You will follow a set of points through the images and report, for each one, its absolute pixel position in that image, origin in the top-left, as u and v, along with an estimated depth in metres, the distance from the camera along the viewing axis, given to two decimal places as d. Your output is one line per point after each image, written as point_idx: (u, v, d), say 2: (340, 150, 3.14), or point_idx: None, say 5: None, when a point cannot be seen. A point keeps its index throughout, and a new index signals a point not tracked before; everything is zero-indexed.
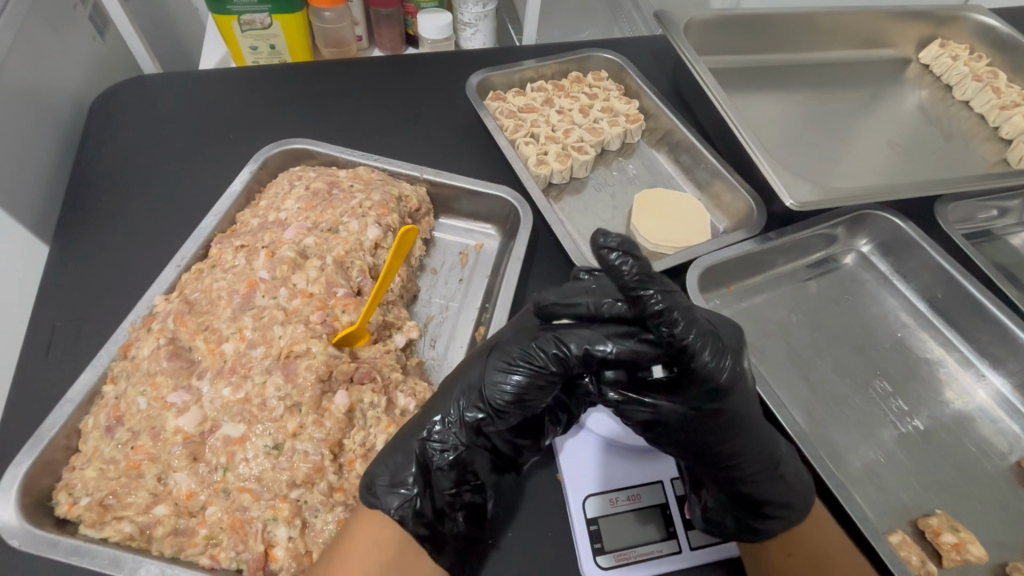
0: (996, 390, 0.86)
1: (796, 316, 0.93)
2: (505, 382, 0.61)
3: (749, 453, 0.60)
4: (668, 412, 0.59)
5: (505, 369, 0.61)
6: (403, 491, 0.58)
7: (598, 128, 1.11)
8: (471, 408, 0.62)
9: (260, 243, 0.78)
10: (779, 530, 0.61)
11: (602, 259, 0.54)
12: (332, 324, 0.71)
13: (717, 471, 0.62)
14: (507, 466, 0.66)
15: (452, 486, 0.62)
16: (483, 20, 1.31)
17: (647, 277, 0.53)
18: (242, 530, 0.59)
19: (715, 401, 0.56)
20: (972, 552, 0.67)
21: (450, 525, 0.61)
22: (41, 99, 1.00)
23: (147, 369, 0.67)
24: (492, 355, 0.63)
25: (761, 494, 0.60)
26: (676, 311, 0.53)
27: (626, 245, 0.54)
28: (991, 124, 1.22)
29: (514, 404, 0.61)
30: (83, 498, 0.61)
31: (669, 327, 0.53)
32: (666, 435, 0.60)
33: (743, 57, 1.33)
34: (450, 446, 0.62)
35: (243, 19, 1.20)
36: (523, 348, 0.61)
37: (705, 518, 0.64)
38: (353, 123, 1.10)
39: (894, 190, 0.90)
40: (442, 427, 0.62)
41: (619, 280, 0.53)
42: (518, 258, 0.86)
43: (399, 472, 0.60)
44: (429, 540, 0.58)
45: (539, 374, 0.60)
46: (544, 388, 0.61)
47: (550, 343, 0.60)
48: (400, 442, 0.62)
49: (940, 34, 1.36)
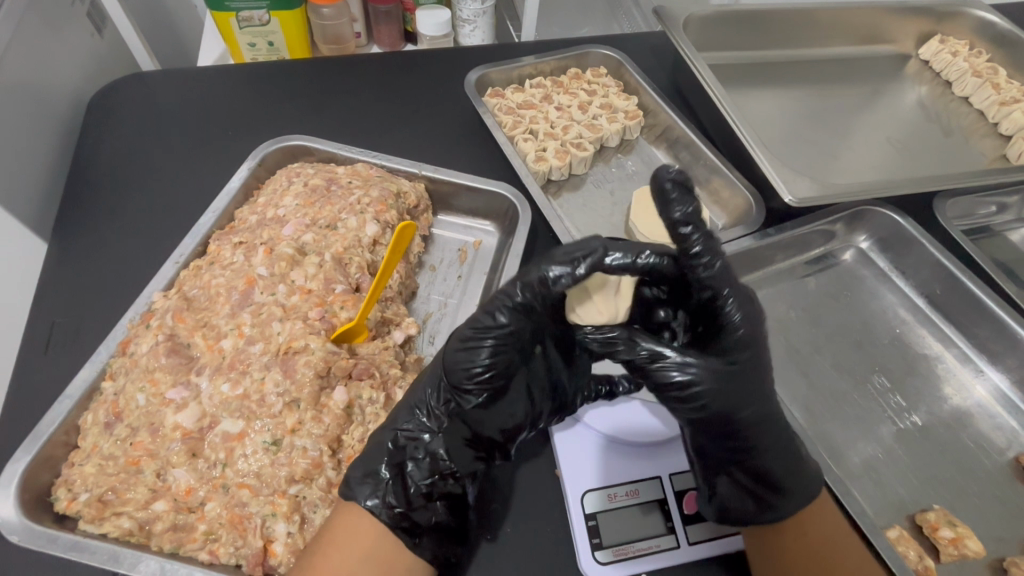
0: (994, 386, 0.86)
1: (794, 312, 0.93)
2: (460, 360, 0.61)
3: (765, 422, 0.62)
4: (702, 370, 0.58)
5: (459, 349, 0.62)
6: (375, 480, 0.59)
7: (597, 124, 1.11)
8: (438, 394, 0.64)
9: (259, 239, 0.78)
10: (796, 508, 0.62)
11: (663, 193, 0.57)
12: (331, 321, 0.71)
13: (733, 443, 0.62)
14: (488, 450, 0.66)
15: (428, 476, 0.62)
16: (482, 16, 1.31)
17: (694, 219, 0.56)
18: (242, 526, 0.59)
19: (743, 353, 0.59)
20: (970, 547, 0.67)
21: (426, 515, 0.60)
22: (40, 95, 1.00)
23: (146, 365, 0.67)
24: (450, 341, 0.64)
25: (773, 467, 0.62)
26: (716, 253, 0.58)
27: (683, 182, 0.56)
28: (991, 120, 1.21)
29: (474, 378, 0.61)
30: (82, 494, 0.61)
31: (706, 267, 0.58)
32: (698, 399, 0.58)
33: (742, 53, 1.32)
34: (423, 433, 0.63)
35: (241, 15, 1.19)
36: (473, 323, 0.61)
37: (722, 503, 0.64)
38: (351, 120, 1.10)
39: (893, 186, 0.90)
40: (413, 417, 0.64)
41: (669, 217, 0.57)
42: (517, 254, 0.86)
43: (371, 463, 0.60)
44: (406, 532, 0.58)
45: (499, 337, 0.60)
46: (505, 353, 0.61)
47: (504, 303, 0.60)
48: (377, 434, 0.63)
49: (940, 30, 1.35)
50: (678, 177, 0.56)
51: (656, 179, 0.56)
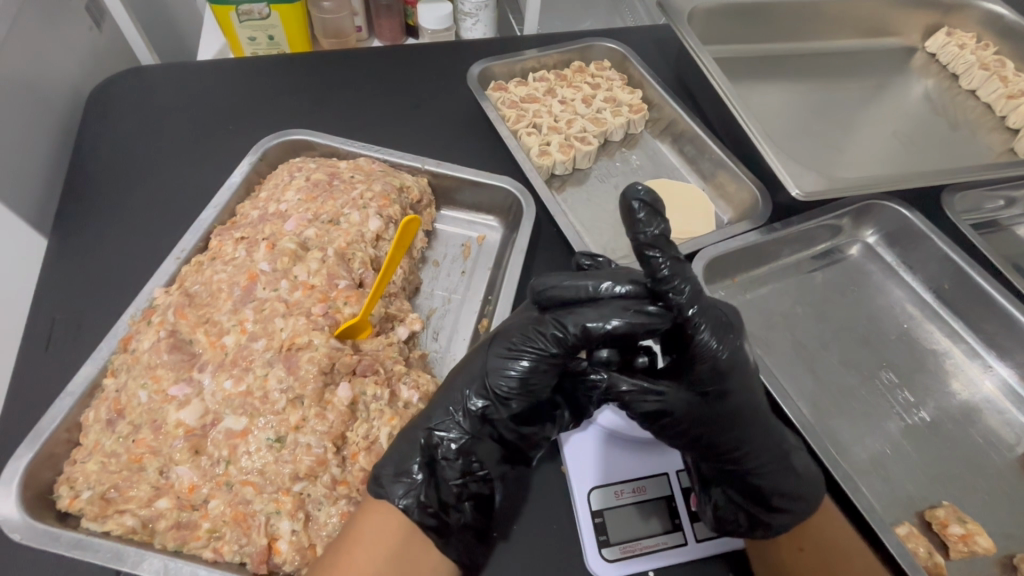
0: (1002, 381, 0.85)
1: (801, 307, 0.93)
2: (507, 368, 0.60)
3: (752, 441, 0.61)
4: (674, 398, 0.59)
5: (507, 355, 0.61)
6: (409, 480, 0.58)
7: (601, 118, 1.10)
8: (475, 397, 0.62)
9: (261, 234, 0.77)
10: (789, 525, 0.61)
11: (632, 212, 0.56)
12: (334, 317, 0.70)
13: (721, 463, 0.62)
14: (516, 457, 0.66)
15: (460, 476, 0.61)
16: (484, 10, 1.29)
17: (662, 243, 0.55)
18: (245, 524, 0.59)
19: (718, 382, 0.58)
20: (980, 544, 0.66)
21: (456, 516, 0.60)
22: (39, 89, 0.99)
23: (148, 362, 0.67)
24: (494, 343, 0.63)
25: (769, 484, 0.61)
26: (687, 279, 0.56)
27: (653, 202, 0.55)
28: (998, 113, 1.20)
29: (519, 390, 0.61)
30: (84, 492, 0.60)
31: (677, 293, 0.56)
32: (676, 424, 0.60)
33: (746, 46, 1.31)
34: (456, 433, 0.62)
35: (241, 9, 1.17)
36: (524, 334, 0.61)
37: (716, 516, 0.63)
38: (353, 114, 1.09)
39: (901, 180, 0.88)
40: (449, 416, 0.62)
41: (636, 240, 0.56)
42: (521, 249, 0.85)
43: (404, 461, 0.59)
44: (435, 530, 0.58)
45: (540, 356, 0.60)
46: (545, 373, 0.60)
47: (550, 325, 0.60)
48: (410, 431, 0.62)
49: (946, 22, 1.34)
50: (645, 198, 0.55)
51: (625, 198, 0.55)
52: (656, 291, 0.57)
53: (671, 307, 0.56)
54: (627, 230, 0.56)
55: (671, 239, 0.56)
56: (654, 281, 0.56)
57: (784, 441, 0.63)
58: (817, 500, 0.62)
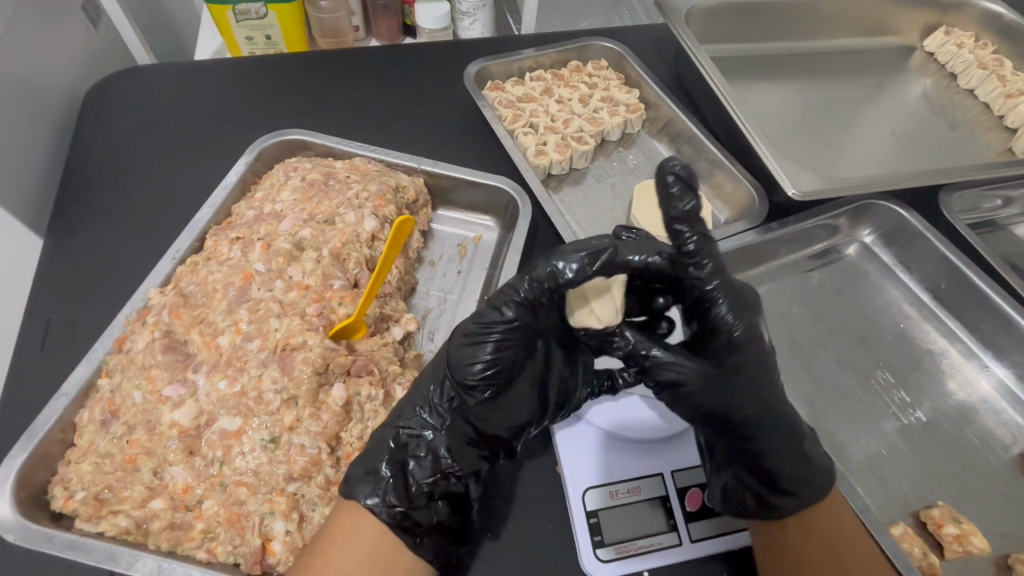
0: (998, 381, 0.85)
1: (797, 307, 0.92)
2: (469, 357, 0.61)
3: (766, 419, 0.62)
4: (691, 370, 0.59)
5: (469, 344, 0.61)
6: (376, 479, 0.58)
7: (598, 117, 1.10)
8: (442, 390, 0.63)
9: (256, 234, 0.77)
10: (797, 510, 0.61)
11: (665, 186, 0.55)
12: (329, 317, 0.70)
13: (735, 442, 0.63)
14: (492, 452, 0.65)
15: (431, 475, 0.61)
16: (482, 9, 1.29)
17: (692, 218, 0.55)
18: (239, 524, 0.59)
19: (734, 354, 0.60)
20: (975, 544, 0.66)
21: (427, 514, 0.59)
22: (35, 89, 0.99)
23: (142, 362, 0.67)
24: (454, 335, 0.63)
25: (779, 469, 0.61)
26: (711, 254, 0.57)
27: (687, 178, 0.54)
28: (996, 113, 1.20)
29: (484, 375, 0.60)
30: (78, 492, 0.60)
31: (698, 267, 0.57)
32: (691, 398, 0.60)
33: (744, 45, 1.31)
34: (425, 429, 0.62)
35: (238, 9, 1.17)
36: (480, 317, 0.61)
37: (725, 498, 0.64)
38: (349, 114, 1.08)
39: (899, 180, 0.88)
40: (416, 414, 0.63)
41: (666, 214, 0.56)
42: (517, 249, 0.85)
43: (372, 461, 0.60)
44: (406, 530, 0.58)
45: (500, 335, 0.60)
46: (507, 351, 0.60)
47: (509, 294, 0.61)
48: (379, 432, 0.63)
49: (945, 22, 1.33)
50: (681, 171, 0.54)
51: (661, 170, 0.55)
52: (678, 263, 0.58)
53: (692, 279, 0.58)
54: (659, 203, 0.55)
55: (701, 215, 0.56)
56: (678, 254, 0.57)
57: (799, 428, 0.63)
58: (829, 488, 0.62)
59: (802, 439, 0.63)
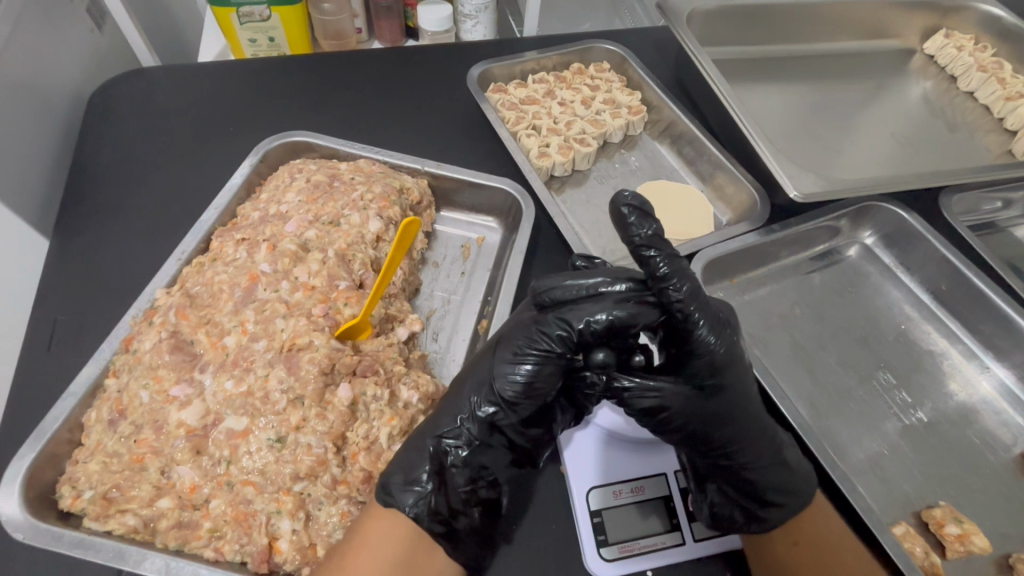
0: (999, 382, 0.86)
1: (800, 308, 0.93)
2: (514, 373, 0.62)
3: (746, 436, 0.61)
4: (672, 394, 0.59)
5: (513, 360, 0.62)
6: (419, 488, 0.58)
7: (600, 120, 1.10)
8: (484, 401, 0.63)
9: (261, 236, 0.78)
10: (783, 519, 0.62)
11: (622, 216, 0.58)
12: (334, 317, 0.70)
13: (715, 459, 0.62)
14: (520, 461, 0.67)
15: (468, 482, 0.62)
16: (484, 11, 1.29)
17: (655, 241, 0.57)
18: (246, 523, 0.59)
19: (714, 376, 0.59)
20: (977, 543, 0.67)
21: (464, 521, 0.60)
22: (40, 91, 0.99)
23: (149, 362, 0.67)
24: (499, 348, 0.64)
25: (761, 481, 0.61)
26: (686, 275, 0.57)
27: (641, 203, 0.58)
28: (996, 115, 1.21)
29: (525, 393, 0.62)
30: (86, 491, 0.61)
31: (675, 288, 0.57)
32: (674, 422, 0.60)
33: (744, 47, 1.32)
34: (462, 440, 0.62)
35: (242, 11, 1.18)
36: (528, 338, 0.62)
37: (712, 513, 0.64)
38: (353, 116, 1.09)
39: (900, 182, 0.89)
40: (457, 423, 0.63)
41: (631, 241, 0.58)
42: (521, 251, 0.85)
43: (412, 470, 0.59)
44: (444, 536, 0.58)
45: (545, 358, 0.61)
46: (550, 375, 0.62)
47: (556, 326, 0.61)
48: (417, 439, 0.62)
49: (944, 24, 1.34)
50: (634, 201, 0.58)
51: (615, 202, 0.58)
52: (655, 288, 0.58)
53: (672, 301, 0.57)
54: (619, 231, 0.58)
55: (664, 237, 0.58)
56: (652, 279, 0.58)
57: (775, 438, 0.63)
58: (808, 497, 0.63)
59: (780, 449, 0.63)
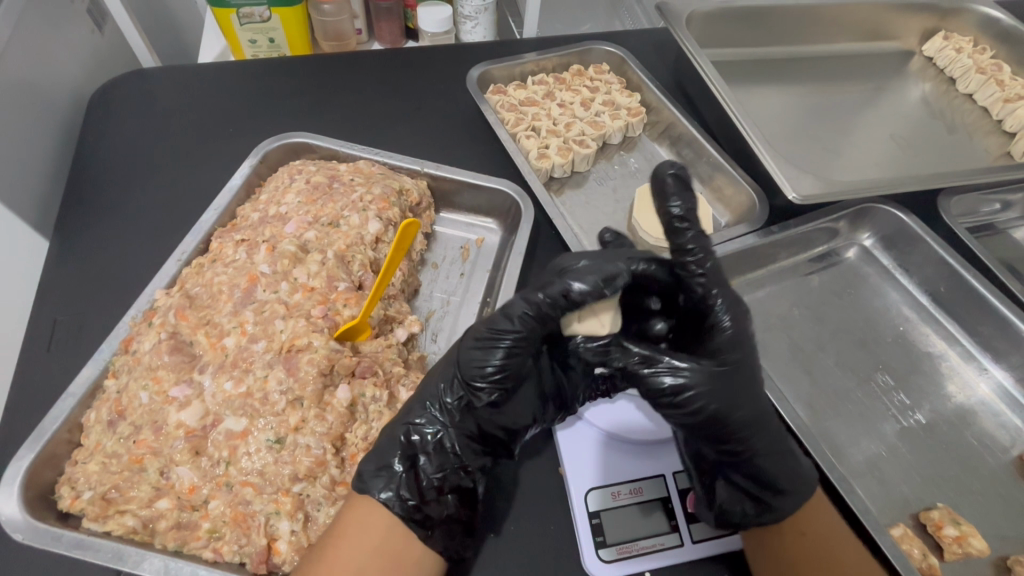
0: (997, 384, 0.86)
1: (799, 309, 0.93)
2: (479, 357, 0.61)
3: (760, 422, 0.60)
4: (693, 373, 0.58)
5: (479, 345, 0.61)
6: (389, 473, 0.59)
7: (600, 121, 1.11)
8: (452, 389, 0.63)
9: (261, 237, 0.78)
10: (794, 509, 0.62)
11: (664, 185, 0.65)
12: (333, 319, 0.71)
13: (728, 446, 0.61)
14: (495, 449, 0.66)
15: (439, 470, 0.61)
16: (483, 13, 1.29)
17: (690, 215, 0.64)
18: (245, 524, 0.59)
19: (728, 354, 0.61)
20: (974, 545, 0.67)
21: (436, 508, 0.60)
22: (41, 92, 0.99)
23: (148, 363, 0.67)
24: (465, 336, 0.63)
25: (770, 468, 0.61)
26: (708, 252, 0.64)
27: (682, 177, 0.66)
28: (995, 117, 1.21)
29: (494, 376, 0.61)
30: (85, 492, 0.61)
31: (699, 262, 0.64)
32: (694, 403, 0.58)
33: (743, 49, 1.32)
34: (433, 426, 0.63)
35: (241, 12, 1.18)
36: (491, 323, 0.61)
37: (719, 511, 0.63)
38: (352, 117, 1.09)
39: (896, 184, 0.89)
40: (427, 410, 0.63)
41: (668, 213, 0.64)
42: (520, 252, 0.86)
43: (386, 455, 0.60)
44: (418, 523, 0.58)
45: (513, 340, 0.60)
46: (520, 356, 0.61)
47: (517, 305, 0.61)
48: (390, 429, 0.63)
49: (944, 27, 1.34)
50: (677, 174, 0.65)
51: (659, 172, 0.66)
52: (679, 259, 0.65)
53: (695, 273, 0.64)
54: (657, 202, 0.65)
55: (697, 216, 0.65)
56: (679, 251, 0.64)
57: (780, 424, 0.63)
58: (813, 487, 0.63)
59: (785, 438, 0.63)
